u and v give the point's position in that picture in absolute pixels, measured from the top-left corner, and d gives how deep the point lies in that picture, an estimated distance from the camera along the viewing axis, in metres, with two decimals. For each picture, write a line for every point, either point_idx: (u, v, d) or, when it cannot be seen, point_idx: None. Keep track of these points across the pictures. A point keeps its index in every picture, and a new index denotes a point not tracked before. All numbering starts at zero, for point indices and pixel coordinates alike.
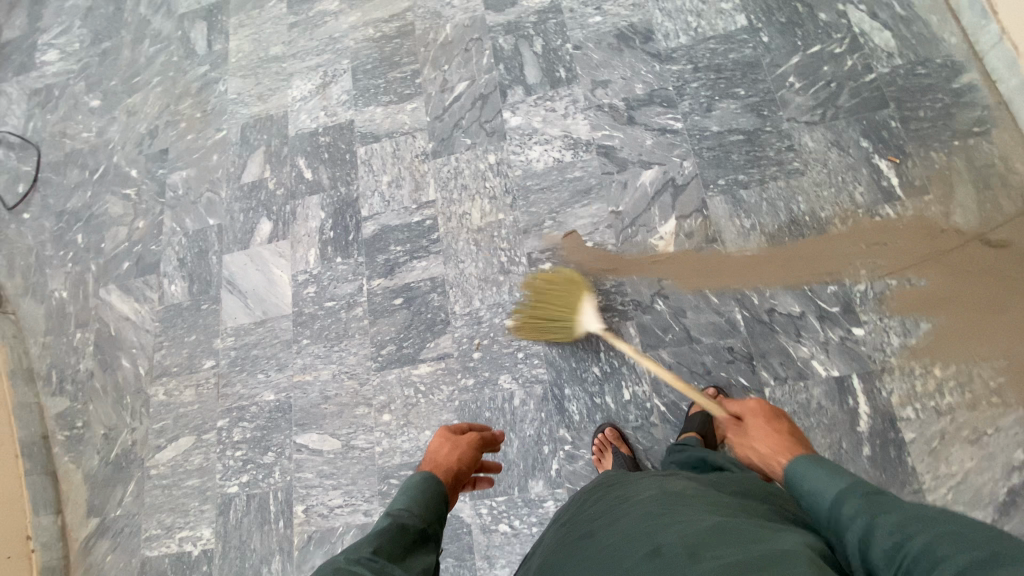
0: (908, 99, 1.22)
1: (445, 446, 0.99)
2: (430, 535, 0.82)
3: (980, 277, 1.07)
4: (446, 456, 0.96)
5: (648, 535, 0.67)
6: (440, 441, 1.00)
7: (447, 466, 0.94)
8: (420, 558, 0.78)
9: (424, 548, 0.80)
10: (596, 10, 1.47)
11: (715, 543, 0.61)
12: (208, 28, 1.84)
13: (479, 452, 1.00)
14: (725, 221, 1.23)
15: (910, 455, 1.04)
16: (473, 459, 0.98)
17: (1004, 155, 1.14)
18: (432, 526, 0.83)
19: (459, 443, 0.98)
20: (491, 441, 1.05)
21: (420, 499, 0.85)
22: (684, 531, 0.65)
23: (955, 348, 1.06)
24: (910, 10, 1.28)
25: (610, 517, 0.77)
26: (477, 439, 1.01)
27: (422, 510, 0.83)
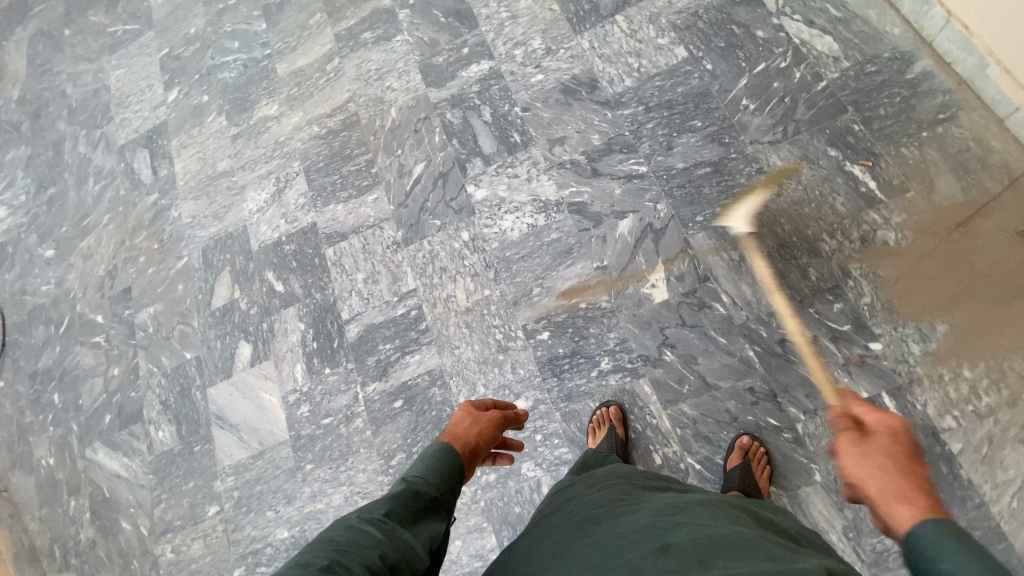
0: (865, 100, 1.20)
1: (466, 418, 0.87)
2: (441, 504, 0.73)
3: (984, 265, 1.05)
4: (466, 430, 0.85)
5: (662, 529, 0.64)
6: (460, 413, 0.89)
7: (466, 440, 0.83)
8: (431, 526, 0.69)
9: (435, 517, 0.70)
10: (536, 68, 1.46)
11: (729, 552, 0.58)
12: (150, 155, 1.80)
13: (501, 430, 0.89)
14: (713, 257, 1.20)
15: (961, 467, 0.99)
16: (493, 437, 0.86)
17: (976, 136, 1.13)
18: (445, 497, 0.73)
19: (481, 419, 0.87)
20: (514, 419, 0.93)
21: (436, 467, 0.75)
22: (698, 535, 0.61)
23: (977, 344, 1.02)
24: (844, 11, 1.28)
25: (621, 508, 0.74)
26: (500, 416, 0.90)
27: (437, 480, 0.73)
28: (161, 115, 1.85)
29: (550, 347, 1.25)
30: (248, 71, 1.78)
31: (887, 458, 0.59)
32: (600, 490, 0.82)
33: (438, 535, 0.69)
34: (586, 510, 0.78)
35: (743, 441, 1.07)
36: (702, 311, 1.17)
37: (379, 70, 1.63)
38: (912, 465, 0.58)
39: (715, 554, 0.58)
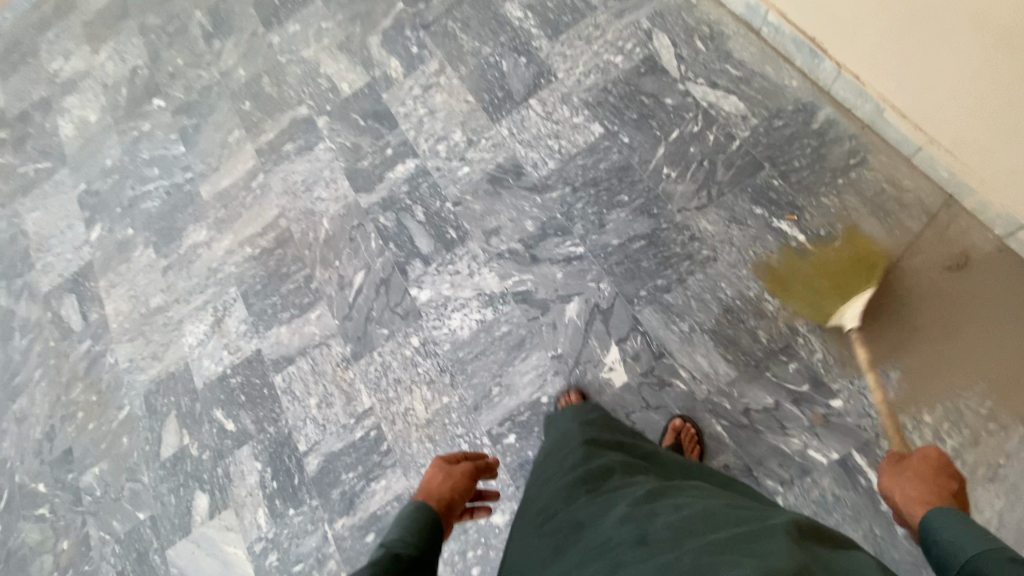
0: (779, 154, 1.23)
1: (437, 474, 0.89)
2: (422, 561, 0.72)
3: (921, 302, 1.06)
4: (438, 485, 0.87)
5: (633, 523, 0.63)
6: (433, 470, 0.91)
7: (439, 495, 0.85)
8: None
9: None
10: (462, 161, 1.47)
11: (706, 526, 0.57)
12: (79, 300, 1.72)
13: (473, 481, 0.92)
14: (663, 332, 1.19)
15: None
16: (468, 489, 0.89)
17: (888, 176, 1.15)
18: (426, 556, 0.73)
19: (452, 472, 0.90)
20: (486, 468, 0.96)
21: (413, 526, 0.75)
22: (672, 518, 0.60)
23: (932, 386, 1.02)
24: (743, 69, 1.31)
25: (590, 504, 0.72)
26: (471, 466, 0.93)
27: (417, 538, 0.74)
28: (86, 255, 1.77)
29: (519, 451, 1.20)
30: (172, 197, 1.74)
31: (912, 471, 0.71)
32: (561, 478, 0.82)
33: None
34: (555, 504, 0.77)
35: (677, 423, 1.11)
36: (662, 390, 1.16)
37: (305, 181, 1.61)
38: (940, 476, 0.68)
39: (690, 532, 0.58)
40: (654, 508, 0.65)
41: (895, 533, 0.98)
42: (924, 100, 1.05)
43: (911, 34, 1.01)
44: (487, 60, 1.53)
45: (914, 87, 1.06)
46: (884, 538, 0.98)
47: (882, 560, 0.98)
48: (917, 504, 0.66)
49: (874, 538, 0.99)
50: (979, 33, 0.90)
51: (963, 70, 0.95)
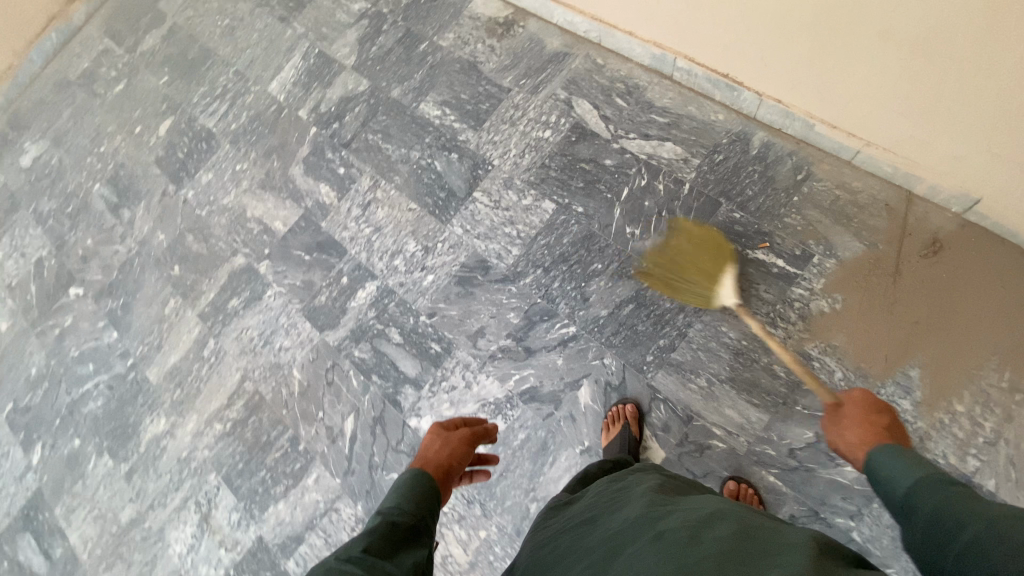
0: (731, 187, 1.26)
1: (435, 441, 0.88)
2: (422, 530, 0.72)
3: (913, 296, 1.09)
4: (436, 451, 0.86)
5: (655, 515, 0.65)
6: (429, 438, 0.89)
7: (437, 462, 0.84)
8: (412, 554, 0.68)
9: (413, 543, 0.70)
10: (425, 269, 1.41)
11: (722, 528, 0.58)
12: (34, 538, 1.49)
13: (472, 447, 0.91)
14: (683, 394, 1.16)
15: (1012, 502, 0.97)
16: (466, 455, 0.88)
17: (838, 183, 1.19)
18: (424, 522, 0.73)
19: (450, 440, 0.88)
20: (485, 434, 0.94)
21: (410, 493, 0.75)
22: (689, 516, 0.62)
23: (954, 375, 1.04)
24: (669, 114, 1.35)
25: (617, 501, 0.74)
26: (468, 432, 0.91)
27: (414, 505, 0.74)
28: (31, 483, 1.56)
29: None
30: (116, 391, 1.57)
31: (853, 415, 0.78)
32: (597, 489, 0.82)
33: (421, 560, 0.68)
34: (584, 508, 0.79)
35: (728, 486, 1.07)
36: (703, 454, 1.12)
37: (262, 333, 1.49)
38: (875, 414, 0.76)
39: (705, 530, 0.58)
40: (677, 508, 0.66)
41: None
42: (859, 113, 1.09)
43: (866, 30, 0.97)
44: (420, 164, 1.51)
45: (847, 104, 1.09)
46: None
47: None
48: (859, 448, 0.73)
49: None
50: (899, 43, 0.94)
51: (896, 80, 0.99)
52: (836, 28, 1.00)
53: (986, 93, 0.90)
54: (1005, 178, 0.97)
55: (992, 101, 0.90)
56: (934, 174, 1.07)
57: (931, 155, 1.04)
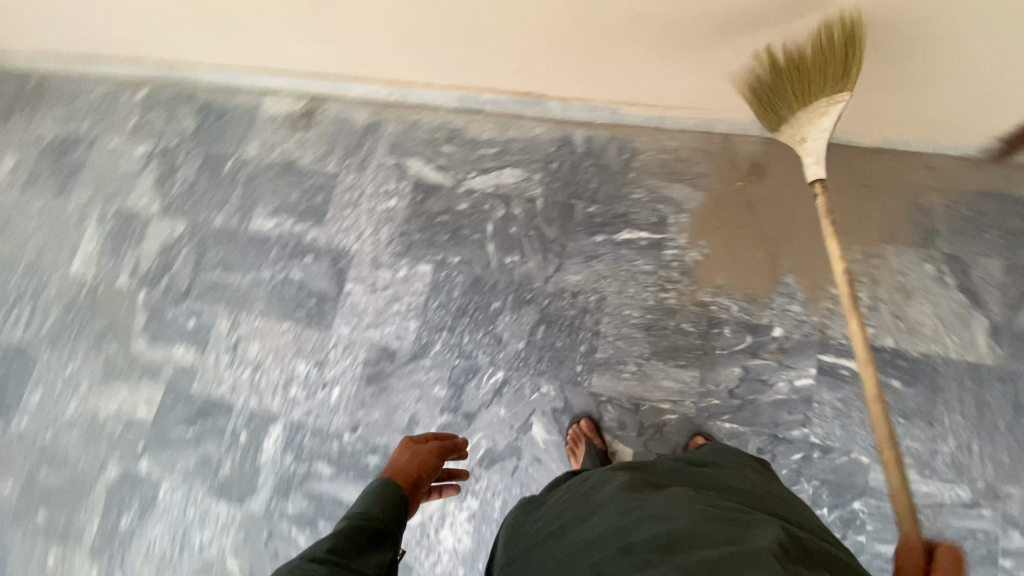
0: (577, 186, 1.34)
1: (404, 454, 0.93)
2: (386, 535, 0.74)
3: (758, 216, 1.23)
4: (405, 462, 0.91)
5: (622, 524, 0.64)
6: (401, 451, 0.95)
7: (405, 471, 0.89)
8: (375, 557, 0.70)
9: (378, 549, 0.72)
10: (327, 385, 1.31)
11: (691, 539, 0.58)
12: None
13: (441, 459, 0.95)
14: (621, 387, 1.20)
15: (909, 348, 1.10)
16: (434, 467, 0.92)
17: (660, 147, 1.32)
18: (392, 527, 0.75)
19: (420, 451, 0.93)
20: (455, 448, 0.99)
21: (378, 495, 0.79)
22: (658, 523, 0.61)
23: (817, 266, 1.17)
24: (496, 145, 1.41)
25: (586, 507, 0.73)
26: (438, 446, 0.96)
27: (382, 512, 0.76)
28: None
29: None
30: None
31: None
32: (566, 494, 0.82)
33: (385, 562, 0.70)
34: (553, 513, 0.80)
35: (698, 442, 1.11)
36: (663, 433, 1.16)
37: (177, 537, 1.28)
38: None
39: (675, 545, 0.58)
40: (642, 506, 0.66)
41: (897, 389, 1.08)
42: (654, 84, 1.17)
43: (621, 28, 1.03)
44: (276, 283, 1.42)
45: (643, 80, 1.17)
46: (896, 400, 1.07)
47: (910, 418, 1.06)
48: None
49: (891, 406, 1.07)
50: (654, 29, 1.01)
51: (667, 56, 1.07)
52: (595, 32, 1.05)
53: (758, 44, 0.97)
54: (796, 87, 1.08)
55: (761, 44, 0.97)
56: None
57: (769, 46, 0.99)
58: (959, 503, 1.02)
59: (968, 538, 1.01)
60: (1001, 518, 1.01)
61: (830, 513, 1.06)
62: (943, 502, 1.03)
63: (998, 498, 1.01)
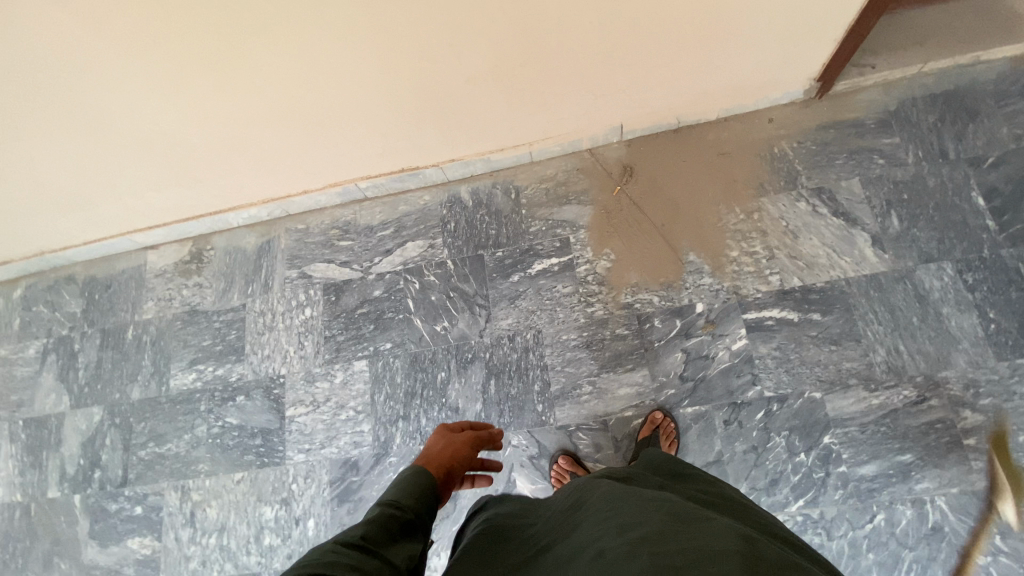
0: (478, 237, 1.37)
1: (440, 441, 0.84)
2: (417, 527, 0.65)
3: (646, 210, 1.31)
4: (439, 450, 0.81)
5: (596, 535, 0.59)
6: (434, 439, 0.86)
7: (440, 461, 0.79)
8: (408, 547, 0.61)
9: (410, 541, 0.62)
10: (300, 520, 1.24)
11: (662, 539, 0.53)
12: None
13: (476, 451, 0.86)
14: (584, 410, 1.20)
15: (814, 280, 1.18)
16: (470, 458, 0.82)
17: (540, 178, 1.39)
18: (425, 518, 0.66)
19: (455, 440, 0.84)
20: (490, 439, 0.90)
21: (416, 485, 0.69)
22: (630, 529, 0.56)
23: (712, 236, 1.26)
24: (390, 225, 1.43)
25: (570, 519, 0.67)
26: (473, 436, 0.87)
27: (414, 500, 0.67)
28: None
29: None
30: None
31: None
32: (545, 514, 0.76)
33: (417, 553, 0.60)
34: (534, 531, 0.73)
35: (655, 417, 1.14)
36: None
37: None
38: None
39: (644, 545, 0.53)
40: (616, 515, 0.61)
41: (819, 320, 1.15)
42: (505, 121, 1.24)
43: (454, 81, 1.10)
44: (215, 436, 1.34)
45: (493, 121, 1.23)
46: (822, 331, 1.14)
47: (839, 342, 1.13)
48: None
49: (820, 338, 1.14)
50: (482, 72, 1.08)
51: (505, 91, 1.14)
52: (432, 90, 1.11)
53: (574, 56, 1.07)
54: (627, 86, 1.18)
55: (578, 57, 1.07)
56: (600, 69, 1.12)
57: (583, 59, 1.08)
58: (909, 403, 1.08)
59: (930, 431, 1.06)
60: (949, 402, 1.07)
61: (809, 456, 1.08)
62: (897, 408, 1.08)
63: (939, 385, 1.08)
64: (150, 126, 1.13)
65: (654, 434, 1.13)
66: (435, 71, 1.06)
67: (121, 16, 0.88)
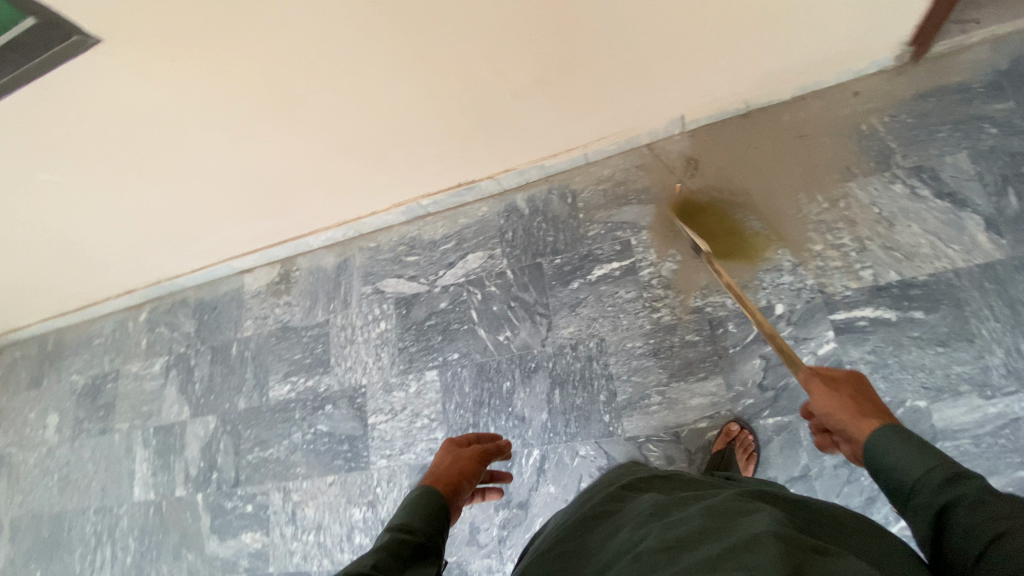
0: (536, 245, 1.37)
1: (446, 456, 0.84)
2: (429, 549, 0.68)
3: (713, 206, 1.23)
4: (444, 467, 0.81)
5: (638, 534, 0.61)
6: (440, 453, 0.85)
7: (446, 479, 0.79)
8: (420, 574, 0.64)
9: (422, 565, 0.66)
10: (385, 522, 1.34)
11: (702, 538, 0.54)
12: None
13: (484, 464, 0.85)
14: (654, 420, 1.17)
15: (916, 273, 1.04)
16: (476, 473, 0.82)
17: (597, 180, 1.35)
18: (435, 539, 0.70)
19: (461, 456, 0.83)
20: (500, 450, 0.88)
21: (422, 511, 0.71)
22: (670, 530, 0.58)
23: (790, 230, 1.15)
24: (452, 238, 1.47)
25: (613, 519, 0.69)
26: (479, 450, 0.86)
27: (426, 525, 0.70)
28: None
29: None
30: None
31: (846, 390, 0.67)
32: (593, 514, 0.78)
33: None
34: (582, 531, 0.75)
35: (732, 429, 1.08)
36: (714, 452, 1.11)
37: None
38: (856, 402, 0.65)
39: (684, 543, 0.54)
40: (657, 517, 0.62)
41: (922, 318, 1.02)
42: (553, 129, 1.23)
43: (499, 96, 1.10)
44: (308, 443, 1.47)
45: (542, 129, 1.22)
46: (926, 330, 1.01)
47: (948, 343, 1.00)
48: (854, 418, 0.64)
49: (924, 339, 1.01)
50: (525, 82, 1.07)
51: (549, 99, 1.13)
52: (478, 106, 1.13)
53: (615, 57, 1.03)
54: (679, 79, 1.11)
55: (619, 58, 1.03)
56: (645, 66, 1.06)
57: (626, 60, 1.04)
58: None
59: None
60: None
61: None
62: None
63: None
64: (234, 167, 1.26)
65: (729, 448, 1.07)
66: (478, 88, 1.07)
67: (197, 76, 0.99)
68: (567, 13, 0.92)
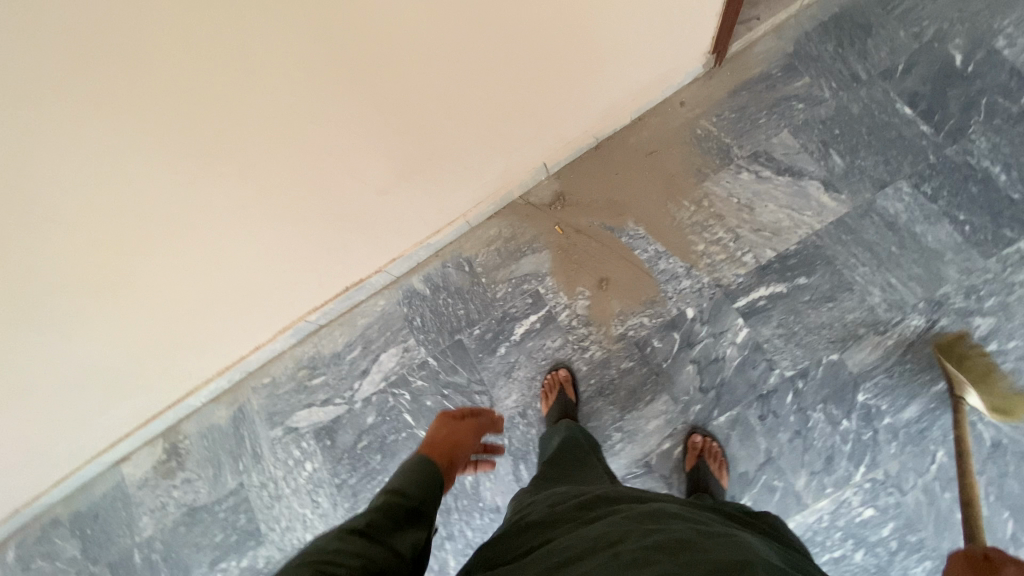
0: (448, 323, 1.31)
1: (443, 429, 0.91)
2: (422, 514, 0.66)
3: (602, 236, 1.27)
4: (441, 437, 0.88)
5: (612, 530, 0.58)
6: (437, 425, 0.92)
7: (444, 446, 0.85)
8: (413, 535, 0.62)
9: (416, 528, 0.64)
10: None
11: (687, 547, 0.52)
12: None
13: (478, 437, 0.94)
14: (623, 458, 1.15)
15: (787, 245, 1.16)
16: (470, 444, 0.90)
17: (486, 241, 1.33)
18: (429, 505, 0.68)
19: (457, 428, 0.91)
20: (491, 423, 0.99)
21: (418, 476, 0.71)
22: (651, 534, 0.55)
23: (674, 237, 1.22)
24: (357, 344, 1.36)
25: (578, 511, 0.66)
26: (475, 422, 0.95)
27: (420, 491, 0.69)
28: None
29: None
30: None
31: None
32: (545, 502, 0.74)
33: (421, 541, 0.62)
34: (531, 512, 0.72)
35: (697, 442, 1.10)
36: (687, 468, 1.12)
37: None
38: None
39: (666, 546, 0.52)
40: (636, 519, 0.60)
41: (807, 282, 1.13)
42: (426, 201, 1.19)
43: (360, 185, 1.04)
44: None
45: (416, 206, 1.18)
46: (814, 292, 1.12)
47: (834, 297, 1.11)
48: None
49: (815, 299, 1.12)
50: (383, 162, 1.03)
51: (413, 173, 1.09)
52: (340, 202, 1.05)
53: (465, 116, 1.03)
54: (531, 125, 1.14)
55: (469, 117, 1.03)
56: (496, 120, 1.08)
57: (477, 119, 1.05)
58: (922, 331, 1.07)
59: None
60: (958, 315, 1.07)
61: (852, 420, 1.07)
62: (913, 340, 1.07)
63: (943, 303, 1.08)
64: (78, 359, 1.06)
65: (701, 460, 1.08)
66: (335, 183, 1.01)
67: None
68: (411, 106, 0.93)
